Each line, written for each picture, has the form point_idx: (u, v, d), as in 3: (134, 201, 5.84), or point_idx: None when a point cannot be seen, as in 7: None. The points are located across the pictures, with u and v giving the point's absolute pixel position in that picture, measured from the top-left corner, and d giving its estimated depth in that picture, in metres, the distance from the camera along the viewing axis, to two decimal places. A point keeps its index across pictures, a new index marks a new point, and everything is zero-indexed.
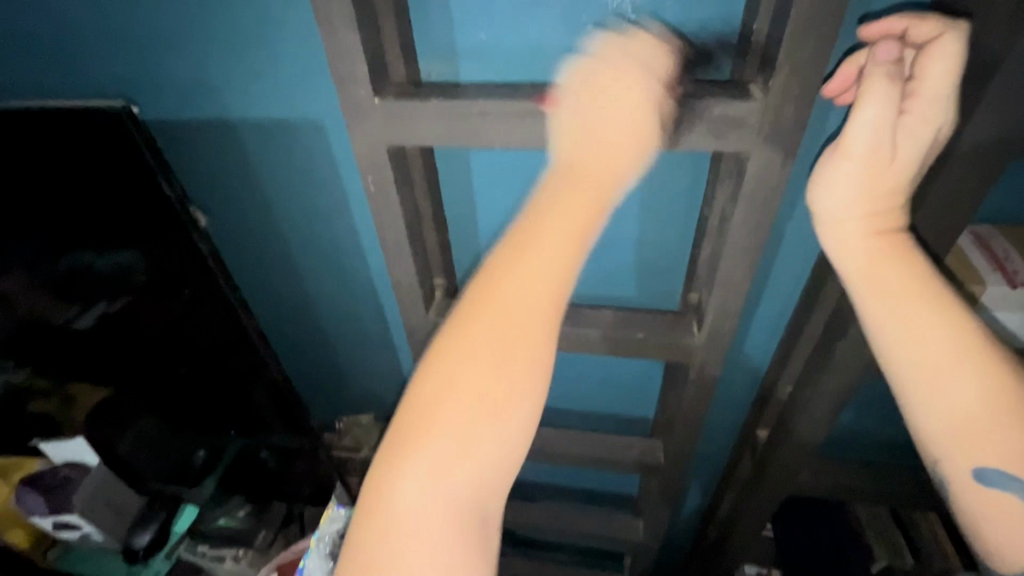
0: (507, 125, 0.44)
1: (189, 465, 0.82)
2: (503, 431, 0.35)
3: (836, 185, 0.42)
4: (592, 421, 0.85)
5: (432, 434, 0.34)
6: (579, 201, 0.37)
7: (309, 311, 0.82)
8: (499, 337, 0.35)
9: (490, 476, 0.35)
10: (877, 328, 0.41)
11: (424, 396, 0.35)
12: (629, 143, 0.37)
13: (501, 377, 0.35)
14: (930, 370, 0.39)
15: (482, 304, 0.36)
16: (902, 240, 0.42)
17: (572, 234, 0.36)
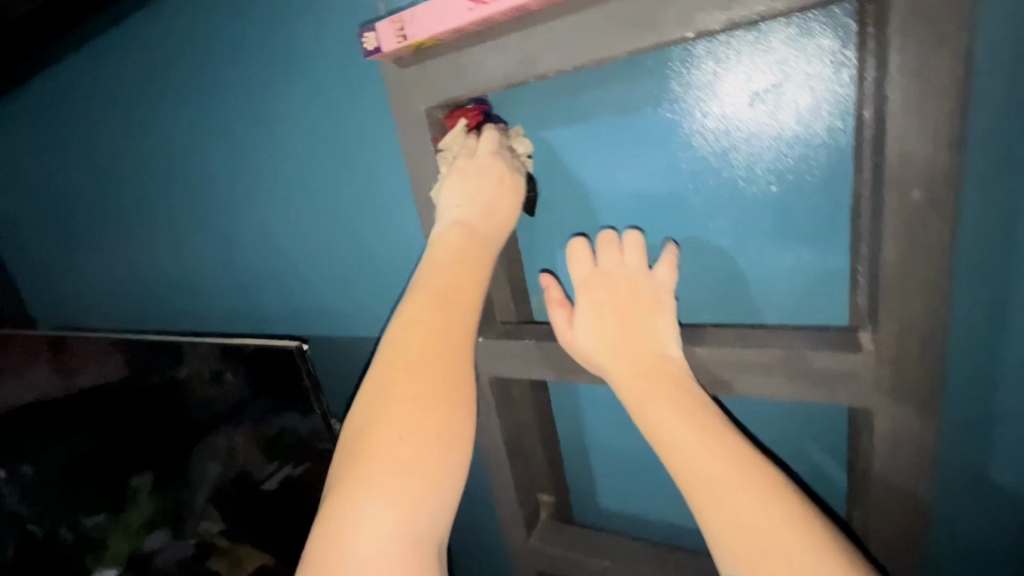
0: (452, 179, 0.55)
1: (231, 423, 1.01)
2: (439, 453, 0.47)
3: (570, 256, 0.57)
4: (562, 449, 0.79)
5: (376, 461, 0.45)
6: (456, 278, 0.53)
7: (295, 293, 0.94)
8: (414, 363, 0.49)
9: (433, 491, 0.46)
10: (596, 353, 0.53)
11: (367, 430, 0.47)
12: (506, 213, 0.56)
13: (419, 398, 0.48)
14: (661, 396, 0.49)
15: (395, 351, 0.50)
16: (661, 280, 0.54)
17: (470, 276, 0.53)
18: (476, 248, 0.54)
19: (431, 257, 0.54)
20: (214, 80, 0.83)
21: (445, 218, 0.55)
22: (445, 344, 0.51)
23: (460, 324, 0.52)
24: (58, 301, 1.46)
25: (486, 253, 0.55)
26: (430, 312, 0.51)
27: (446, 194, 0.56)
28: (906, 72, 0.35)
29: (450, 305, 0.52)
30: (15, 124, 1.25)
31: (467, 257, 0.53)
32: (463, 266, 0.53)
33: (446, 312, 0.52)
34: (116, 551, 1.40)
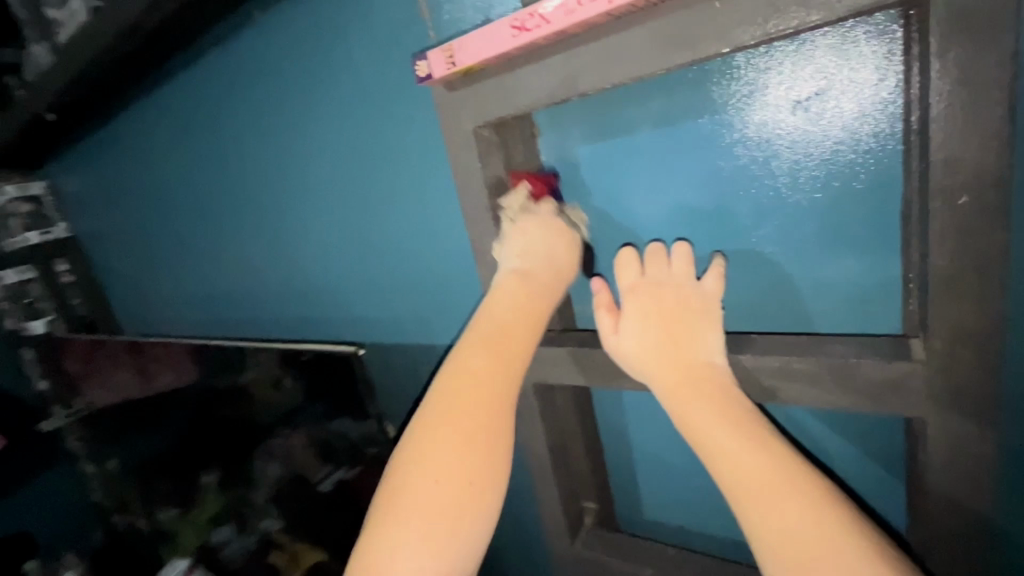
0: (516, 234, 0.60)
1: (291, 426, 1.07)
2: (474, 492, 0.51)
3: (619, 263, 0.58)
4: (606, 456, 0.79)
5: (417, 493, 0.50)
6: (506, 329, 0.57)
7: (351, 302, 1.00)
8: (469, 390, 0.54)
9: (465, 527, 0.50)
10: (641, 360, 0.54)
11: (422, 439, 0.53)
12: (563, 264, 0.60)
13: (470, 423, 0.53)
14: (703, 401, 0.50)
15: (445, 391, 0.55)
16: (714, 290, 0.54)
17: (523, 316, 0.58)
18: (530, 300, 0.58)
19: (491, 303, 0.59)
20: (282, 107, 0.91)
21: (505, 266, 0.60)
22: (490, 392, 0.55)
23: (505, 372, 0.56)
24: (143, 310, 1.61)
25: (541, 305, 0.59)
26: (481, 359, 0.56)
27: (507, 244, 0.61)
28: (951, 78, 0.35)
29: (498, 355, 0.56)
30: (111, 152, 1.40)
31: (522, 308, 0.58)
32: (514, 320, 0.58)
33: (493, 361, 0.56)
34: (187, 542, 1.51)
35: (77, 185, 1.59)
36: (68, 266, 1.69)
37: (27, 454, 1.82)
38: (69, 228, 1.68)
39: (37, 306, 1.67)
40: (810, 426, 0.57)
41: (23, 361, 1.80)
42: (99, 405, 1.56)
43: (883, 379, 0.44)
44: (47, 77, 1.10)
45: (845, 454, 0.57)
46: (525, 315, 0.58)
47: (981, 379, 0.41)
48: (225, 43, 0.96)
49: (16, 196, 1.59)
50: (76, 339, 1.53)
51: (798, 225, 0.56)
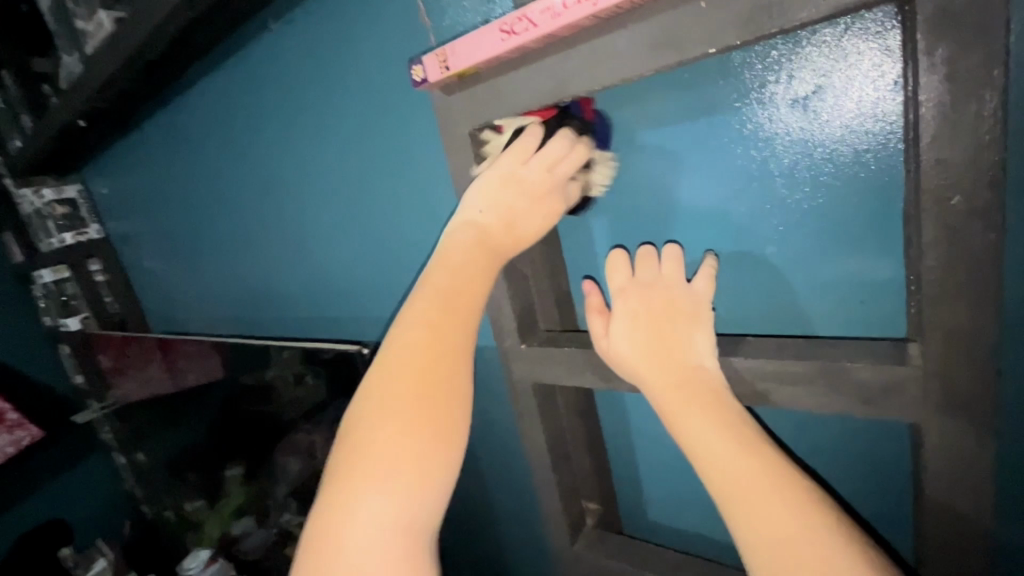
0: (493, 182, 0.58)
1: (312, 421, 1.07)
2: (433, 450, 0.48)
3: (609, 266, 0.59)
4: (609, 457, 0.79)
5: (370, 454, 0.47)
6: (456, 285, 0.55)
7: (359, 302, 1.02)
8: (425, 334, 0.52)
9: (427, 487, 0.47)
10: (630, 363, 0.54)
11: (378, 388, 0.50)
12: (522, 214, 0.58)
13: (426, 367, 0.51)
14: (689, 405, 0.50)
15: (397, 345, 0.52)
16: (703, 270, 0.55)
17: (478, 264, 0.56)
18: (483, 252, 0.57)
19: (445, 257, 0.57)
20: (297, 112, 0.94)
21: (466, 214, 0.59)
22: (443, 345, 0.52)
23: (455, 325, 0.53)
24: (170, 308, 1.67)
25: (497, 260, 0.58)
26: (433, 309, 0.54)
27: (477, 189, 0.59)
28: (943, 75, 0.34)
29: (449, 310, 0.54)
30: (139, 156, 1.46)
31: (476, 262, 0.56)
32: (466, 276, 0.55)
33: (444, 315, 0.53)
34: (211, 532, 1.56)
35: (109, 188, 1.66)
36: (100, 266, 1.76)
37: (65, 445, 1.92)
38: (102, 229, 1.76)
39: (73, 304, 1.76)
40: (812, 430, 0.56)
41: (62, 356, 1.90)
42: (132, 400, 1.63)
43: (879, 381, 0.43)
44: (79, 85, 1.15)
45: (848, 459, 0.55)
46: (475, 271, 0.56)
47: (986, 381, 0.39)
48: (242, 51, 1.00)
49: (52, 199, 1.67)
50: (114, 335, 1.59)
51: (798, 226, 0.55)
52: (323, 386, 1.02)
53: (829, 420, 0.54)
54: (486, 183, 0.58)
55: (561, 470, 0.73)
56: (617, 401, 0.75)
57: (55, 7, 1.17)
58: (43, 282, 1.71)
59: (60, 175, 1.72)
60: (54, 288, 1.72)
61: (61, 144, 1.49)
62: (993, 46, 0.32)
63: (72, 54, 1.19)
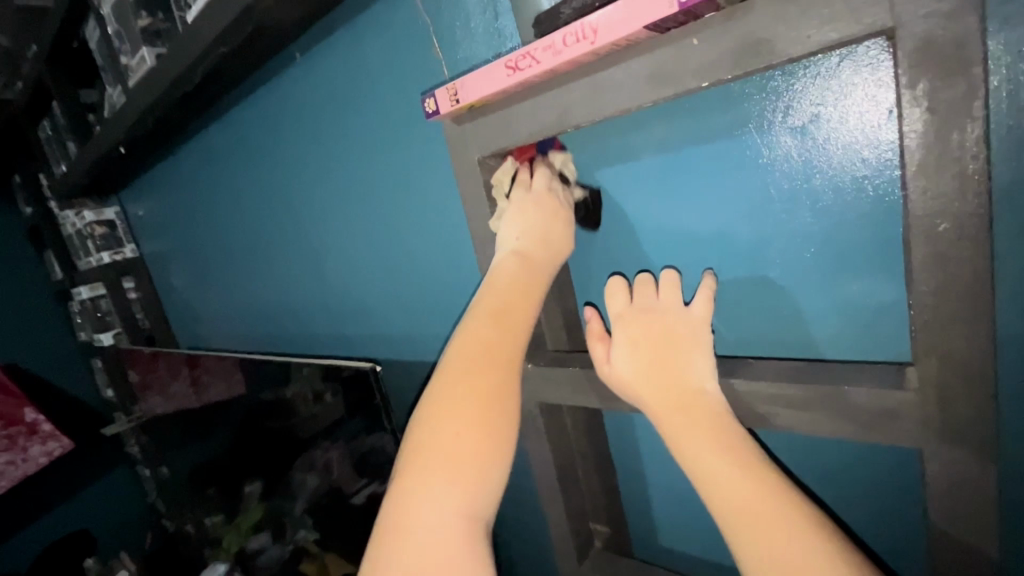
0: (513, 212, 0.61)
1: (331, 438, 1.08)
2: (490, 456, 0.50)
3: (608, 292, 0.60)
4: (618, 479, 0.79)
5: (434, 457, 0.49)
6: (507, 301, 0.57)
7: (375, 320, 1.04)
8: (486, 345, 0.54)
9: (484, 485, 0.49)
10: (632, 387, 0.55)
11: (444, 395, 0.52)
12: (558, 240, 0.61)
13: (486, 376, 0.53)
14: (694, 426, 0.50)
15: (456, 356, 0.55)
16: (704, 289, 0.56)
17: (528, 282, 0.58)
18: (531, 274, 0.59)
19: (493, 280, 0.59)
20: (319, 138, 0.98)
21: (505, 247, 0.61)
22: (500, 357, 0.54)
23: (510, 339, 0.55)
24: (196, 325, 1.73)
25: (542, 279, 0.60)
26: (487, 322, 0.56)
27: (506, 226, 0.61)
28: (924, 106, 0.35)
29: (505, 326, 0.56)
30: (172, 179, 1.54)
31: (521, 285, 0.58)
32: (518, 295, 0.58)
33: (501, 330, 0.55)
34: (229, 547, 1.58)
35: (144, 210, 1.74)
36: (134, 284, 1.84)
37: (93, 457, 1.98)
38: (137, 249, 1.84)
39: (106, 319, 1.86)
40: (816, 456, 0.56)
41: (94, 371, 1.97)
42: (158, 414, 1.68)
43: (877, 406, 0.43)
44: (120, 115, 1.23)
45: (858, 486, 0.54)
46: (527, 291, 0.58)
47: (986, 406, 0.39)
48: (269, 81, 1.06)
49: (92, 220, 1.77)
50: (143, 351, 1.65)
51: (802, 251, 0.55)
52: (342, 404, 1.03)
53: (834, 444, 0.54)
54: (511, 216, 0.61)
55: (567, 489, 0.73)
56: (625, 423, 0.75)
57: (102, 44, 1.26)
58: (81, 299, 1.84)
59: (101, 199, 1.82)
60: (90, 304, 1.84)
61: (102, 168, 1.58)
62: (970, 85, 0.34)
63: (115, 86, 1.28)
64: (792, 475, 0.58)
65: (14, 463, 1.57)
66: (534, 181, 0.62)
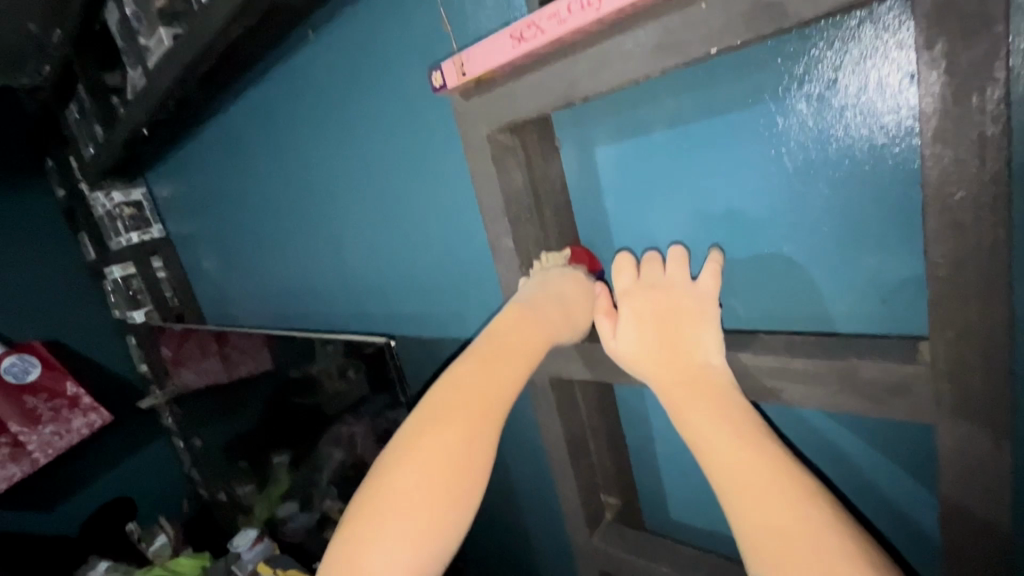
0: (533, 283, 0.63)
1: (354, 412, 1.12)
2: (448, 510, 0.52)
3: (615, 269, 0.60)
4: (629, 453, 0.80)
5: (392, 505, 0.51)
6: (495, 352, 0.57)
7: (391, 296, 1.06)
8: (466, 402, 0.55)
9: (438, 537, 0.52)
10: (637, 361, 0.55)
11: (414, 443, 0.54)
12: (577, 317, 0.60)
13: (462, 432, 0.54)
14: (699, 395, 0.51)
15: (434, 405, 0.56)
16: (712, 267, 0.55)
17: (524, 345, 0.58)
18: (530, 325, 0.58)
19: (492, 328, 0.60)
20: (333, 116, 0.99)
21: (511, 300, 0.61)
22: (481, 411, 0.55)
23: (495, 393, 0.56)
24: (222, 303, 1.78)
25: (540, 340, 0.59)
26: (473, 376, 0.56)
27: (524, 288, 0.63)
28: (943, 68, 0.34)
29: (490, 379, 0.56)
30: (194, 160, 1.57)
31: (516, 340, 0.58)
32: (509, 350, 0.58)
33: (486, 383, 0.56)
34: (259, 515, 1.66)
35: (169, 191, 1.78)
36: (162, 264, 1.90)
37: (131, 429, 2.08)
38: (164, 229, 1.90)
39: (139, 297, 1.94)
40: (826, 432, 0.55)
41: (129, 347, 2.06)
42: (190, 388, 1.75)
43: (887, 378, 0.43)
44: (143, 97, 1.26)
45: (868, 462, 0.54)
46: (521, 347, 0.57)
47: (1000, 378, 0.38)
48: (284, 60, 1.06)
49: (121, 201, 1.82)
50: (173, 328, 1.71)
51: (818, 224, 0.54)
52: (364, 381, 1.05)
53: (845, 419, 0.53)
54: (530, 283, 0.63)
55: (578, 461, 0.75)
56: (635, 399, 0.75)
57: (121, 26, 1.28)
58: (113, 278, 1.92)
59: (129, 180, 1.88)
60: (122, 283, 1.92)
61: (128, 150, 1.62)
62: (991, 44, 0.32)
63: (136, 68, 1.30)
64: (803, 451, 0.57)
65: (59, 434, 1.67)
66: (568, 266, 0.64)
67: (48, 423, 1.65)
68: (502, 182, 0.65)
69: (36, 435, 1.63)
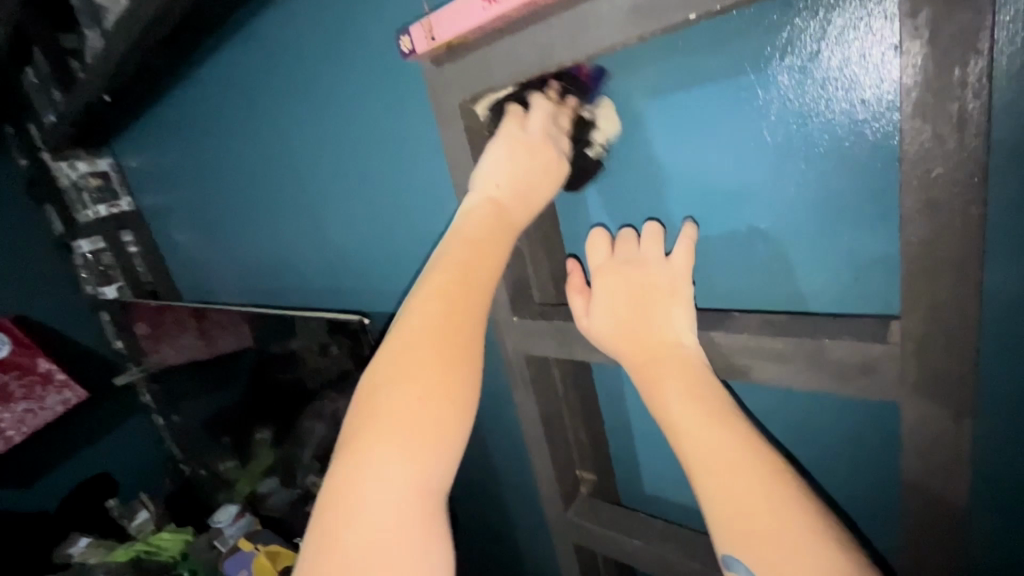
0: (499, 153, 0.57)
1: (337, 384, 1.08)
2: (447, 415, 0.48)
3: (589, 245, 0.59)
4: (606, 429, 0.80)
5: (388, 421, 0.47)
6: (471, 257, 0.54)
7: (366, 269, 1.04)
8: (453, 294, 0.52)
9: (434, 448, 0.47)
10: (608, 340, 0.54)
11: (403, 348, 0.50)
12: (543, 192, 0.58)
13: (449, 327, 0.51)
14: (668, 370, 0.50)
15: (417, 309, 0.52)
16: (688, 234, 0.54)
17: (503, 230, 0.56)
18: (501, 225, 0.56)
19: (463, 229, 0.56)
20: (303, 83, 0.95)
21: (480, 192, 0.57)
22: (460, 308, 0.52)
23: (465, 306, 0.52)
24: (196, 278, 1.73)
25: (515, 227, 0.57)
26: (454, 273, 0.53)
27: (485, 166, 0.58)
28: (925, 39, 0.33)
29: (464, 277, 0.53)
30: (162, 129, 1.49)
31: (495, 231, 0.55)
32: (482, 237, 0.55)
33: (461, 280, 0.53)
34: (242, 489, 1.66)
35: (137, 161, 1.71)
36: (133, 238, 1.83)
37: (109, 406, 2.04)
38: (133, 202, 1.82)
39: (110, 273, 1.87)
40: (796, 411, 0.56)
41: (104, 323, 2.00)
42: (168, 364, 1.71)
43: (859, 359, 0.43)
44: (102, 60, 1.18)
45: (834, 437, 0.55)
46: (496, 242, 0.55)
47: (970, 354, 0.38)
48: (250, 23, 1.01)
49: (87, 172, 1.74)
50: (150, 304, 1.66)
51: (797, 203, 0.53)
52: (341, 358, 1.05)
53: (812, 397, 0.54)
54: (495, 156, 0.57)
55: (554, 436, 0.75)
56: (611, 376, 0.75)
57: None
58: (82, 252, 1.84)
59: (94, 150, 1.79)
60: (92, 258, 1.84)
61: (91, 116, 1.54)
62: (964, 22, 0.31)
63: (92, 29, 1.22)
64: (769, 425, 0.58)
65: (33, 411, 1.54)
66: (528, 123, 0.57)
67: (20, 401, 1.52)
68: (475, 154, 0.62)
69: (9, 412, 1.50)
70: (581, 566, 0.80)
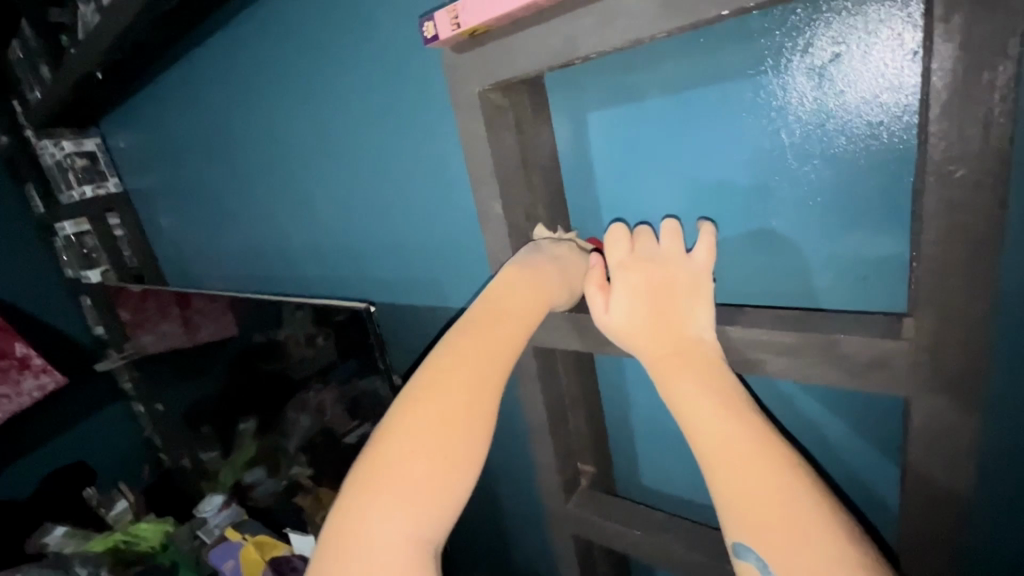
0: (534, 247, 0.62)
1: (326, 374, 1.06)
2: (452, 473, 0.50)
3: (609, 240, 0.58)
4: (608, 420, 0.81)
5: (392, 471, 0.49)
6: (496, 318, 0.56)
7: (367, 258, 1.03)
8: (474, 352, 0.54)
9: (435, 502, 0.49)
10: (626, 334, 0.55)
11: (421, 400, 0.52)
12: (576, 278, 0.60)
13: (466, 386, 0.52)
14: (686, 364, 0.51)
15: (440, 362, 0.54)
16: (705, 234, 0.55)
17: (530, 292, 0.57)
18: (533, 291, 0.57)
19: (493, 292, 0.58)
20: (309, 67, 0.93)
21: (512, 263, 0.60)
22: (480, 367, 0.53)
23: (485, 369, 0.53)
24: (184, 263, 1.70)
25: (549, 295, 0.58)
26: (478, 333, 0.55)
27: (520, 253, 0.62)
28: (957, 41, 0.34)
29: (486, 338, 0.55)
30: (154, 110, 1.46)
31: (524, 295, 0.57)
32: (510, 298, 0.57)
33: (482, 340, 0.54)
34: (224, 480, 1.61)
35: (127, 142, 1.66)
36: (119, 221, 1.78)
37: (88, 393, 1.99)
38: (120, 184, 1.78)
39: (93, 256, 1.82)
40: (800, 403, 0.57)
41: (85, 308, 1.95)
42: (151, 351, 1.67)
43: (873, 353, 0.44)
44: (97, 36, 1.15)
45: (837, 428, 0.56)
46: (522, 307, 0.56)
47: (980, 348, 0.40)
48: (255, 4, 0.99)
49: (72, 151, 1.69)
50: (132, 288, 1.61)
51: (812, 200, 0.54)
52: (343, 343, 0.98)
53: (818, 388, 0.55)
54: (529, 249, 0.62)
55: (558, 426, 0.75)
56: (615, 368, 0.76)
57: None
58: (65, 234, 1.79)
59: (81, 129, 1.73)
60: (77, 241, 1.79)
61: (79, 94, 1.49)
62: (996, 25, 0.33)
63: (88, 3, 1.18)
64: (773, 416, 0.59)
65: (9, 397, 1.49)
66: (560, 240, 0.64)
67: None
68: (492, 143, 0.62)
69: None
70: (579, 556, 0.81)
